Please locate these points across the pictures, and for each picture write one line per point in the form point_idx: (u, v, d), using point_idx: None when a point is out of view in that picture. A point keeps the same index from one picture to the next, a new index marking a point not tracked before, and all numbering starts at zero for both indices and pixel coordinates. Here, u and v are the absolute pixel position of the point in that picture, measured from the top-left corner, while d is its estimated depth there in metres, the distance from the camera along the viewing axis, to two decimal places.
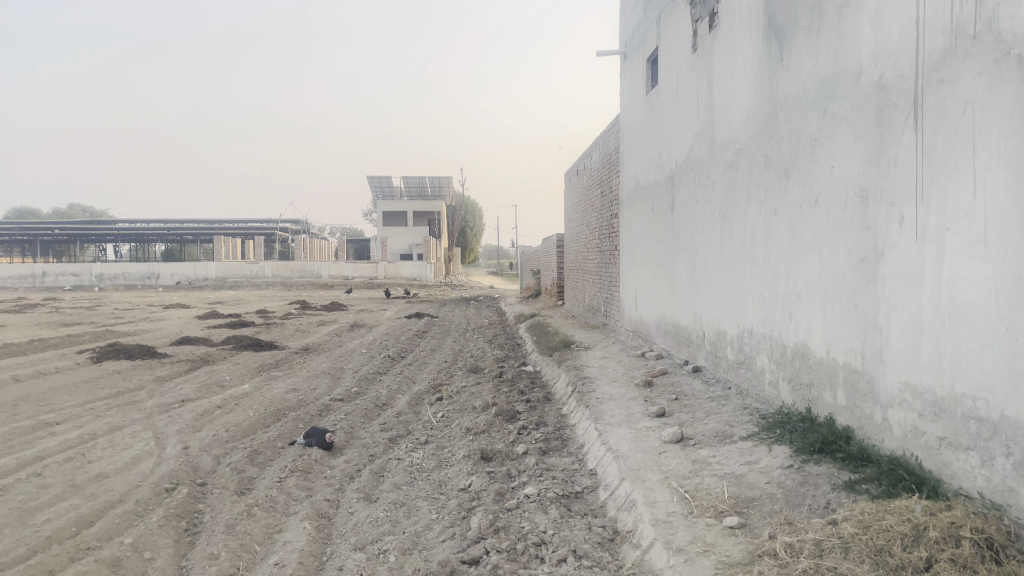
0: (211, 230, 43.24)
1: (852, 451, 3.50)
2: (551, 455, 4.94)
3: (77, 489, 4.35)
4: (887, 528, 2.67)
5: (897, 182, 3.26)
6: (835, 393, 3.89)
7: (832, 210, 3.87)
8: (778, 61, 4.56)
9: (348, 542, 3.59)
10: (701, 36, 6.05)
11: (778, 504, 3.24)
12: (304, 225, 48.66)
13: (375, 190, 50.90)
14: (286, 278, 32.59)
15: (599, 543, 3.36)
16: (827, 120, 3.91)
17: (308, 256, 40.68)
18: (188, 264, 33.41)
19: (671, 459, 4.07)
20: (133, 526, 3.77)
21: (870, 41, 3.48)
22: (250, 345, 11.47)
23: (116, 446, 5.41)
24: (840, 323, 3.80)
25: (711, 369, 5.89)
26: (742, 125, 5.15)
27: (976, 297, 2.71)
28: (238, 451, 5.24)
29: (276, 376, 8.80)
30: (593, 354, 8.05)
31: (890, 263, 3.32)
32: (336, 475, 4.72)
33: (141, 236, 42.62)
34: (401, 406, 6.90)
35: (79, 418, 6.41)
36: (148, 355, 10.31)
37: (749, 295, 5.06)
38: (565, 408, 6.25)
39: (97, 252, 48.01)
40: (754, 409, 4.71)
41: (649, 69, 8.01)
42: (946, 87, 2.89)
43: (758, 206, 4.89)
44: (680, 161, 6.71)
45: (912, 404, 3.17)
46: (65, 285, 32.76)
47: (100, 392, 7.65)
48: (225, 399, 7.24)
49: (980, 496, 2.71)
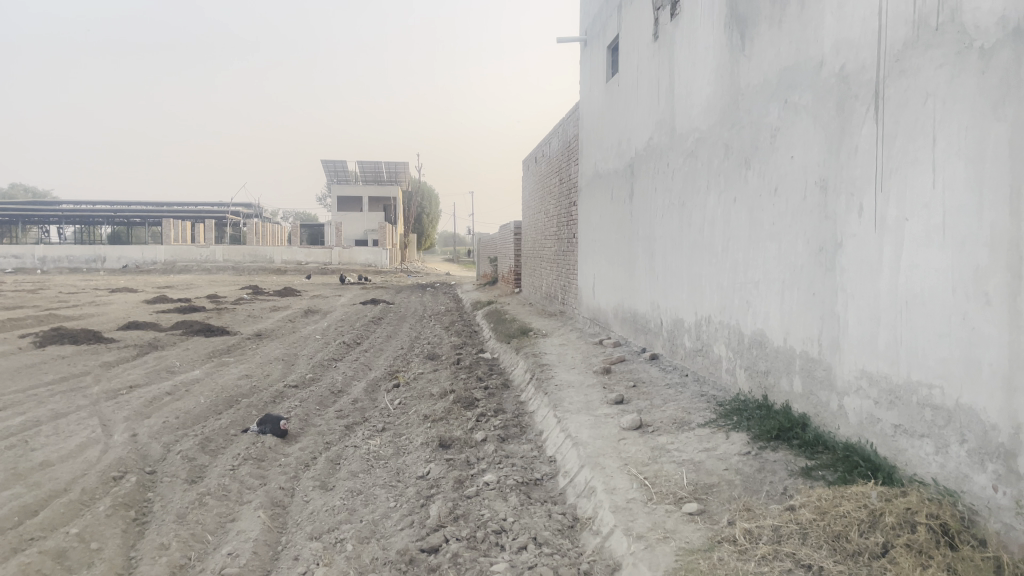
0: (160, 212, 42.29)
1: (808, 438, 3.54)
2: (509, 442, 4.92)
3: (20, 478, 4.19)
4: (844, 514, 2.70)
5: (856, 172, 3.29)
6: (792, 380, 3.93)
7: (791, 200, 3.90)
8: (740, 49, 4.58)
9: (304, 531, 3.52)
10: (663, 24, 6.05)
11: (737, 490, 3.26)
12: (256, 209, 47.86)
13: (330, 174, 50.25)
14: (238, 263, 32.03)
15: (559, 530, 3.35)
16: (788, 109, 3.94)
17: (261, 240, 40.03)
18: (135, 247, 32.58)
19: (630, 446, 4.08)
20: (79, 516, 3.64)
21: (832, 31, 3.50)
22: (201, 330, 11.23)
23: (60, 433, 5.23)
24: (798, 311, 3.84)
25: (668, 356, 5.93)
26: (703, 114, 5.16)
27: (934, 287, 2.75)
28: (188, 439, 5.11)
29: (228, 362, 8.62)
30: (551, 341, 8.04)
31: (849, 252, 3.36)
32: (290, 463, 4.63)
33: (86, 217, 41.51)
34: (357, 392, 6.82)
35: (21, 404, 6.20)
36: (94, 339, 10.03)
37: (707, 282, 5.10)
38: (524, 396, 6.23)
39: (40, 234, 46.57)
40: (711, 396, 4.75)
41: (609, 56, 7.99)
42: (907, 79, 2.92)
43: (718, 195, 4.91)
44: (639, 149, 6.71)
45: (868, 392, 3.21)
46: (5, 267, 31.70)
47: (43, 378, 7.41)
48: (175, 385, 7.08)
49: (934, 482, 2.76)
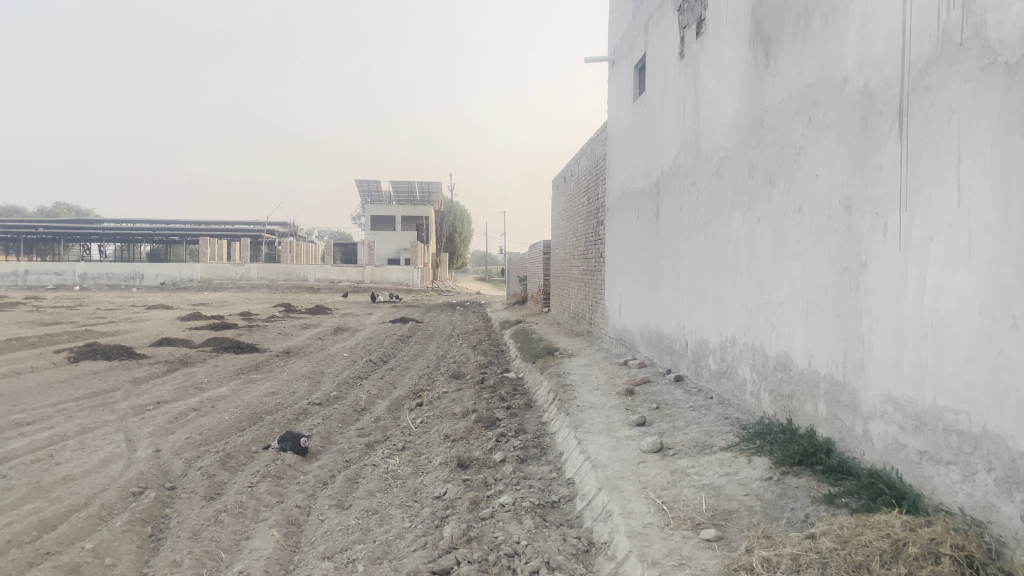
0: (197, 230, 42.99)
1: (833, 464, 3.44)
2: (529, 463, 4.86)
3: (42, 492, 4.23)
4: (865, 544, 2.60)
5: (881, 190, 3.21)
6: (816, 404, 3.84)
7: (815, 219, 3.83)
8: (764, 67, 4.52)
9: (316, 550, 3.50)
10: (689, 43, 6.00)
11: (756, 516, 3.17)
12: (291, 228, 48.48)
13: (363, 194, 50.77)
14: (272, 281, 32.40)
15: (574, 554, 3.28)
16: (812, 127, 3.87)
17: (295, 259, 40.51)
18: (172, 265, 33.10)
19: (650, 470, 4.00)
20: (96, 531, 3.66)
21: (856, 47, 3.43)
22: (231, 347, 11.34)
23: (85, 448, 5.28)
24: (822, 332, 3.75)
25: (693, 378, 5.83)
26: (728, 132, 5.11)
27: (959, 310, 2.66)
28: (210, 455, 5.13)
29: (255, 379, 8.68)
30: (576, 362, 7.98)
31: (873, 272, 3.27)
32: (309, 481, 4.62)
33: (125, 235, 42.36)
34: (380, 411, 6.80)
35: (50, 418, 6.28)
36: (126, 355, 10.16)
37: (732, 303, 5.01)
38: (546, 416, 6.18)
39: (81, 252, 47.58)
40: (735, 419, 4.65)
41: (637, 75, 7.97)
42: (932, 95, 2.84)
43: (742, 214, 4.84)
44: (665, 168, 6.66)
45: (893, 416, 3.12)
46: (47, 284, 32.38)
47: (73, 393, 7.51)
48: (201, 401, 7.13)
49: (961, 512, 2.66)
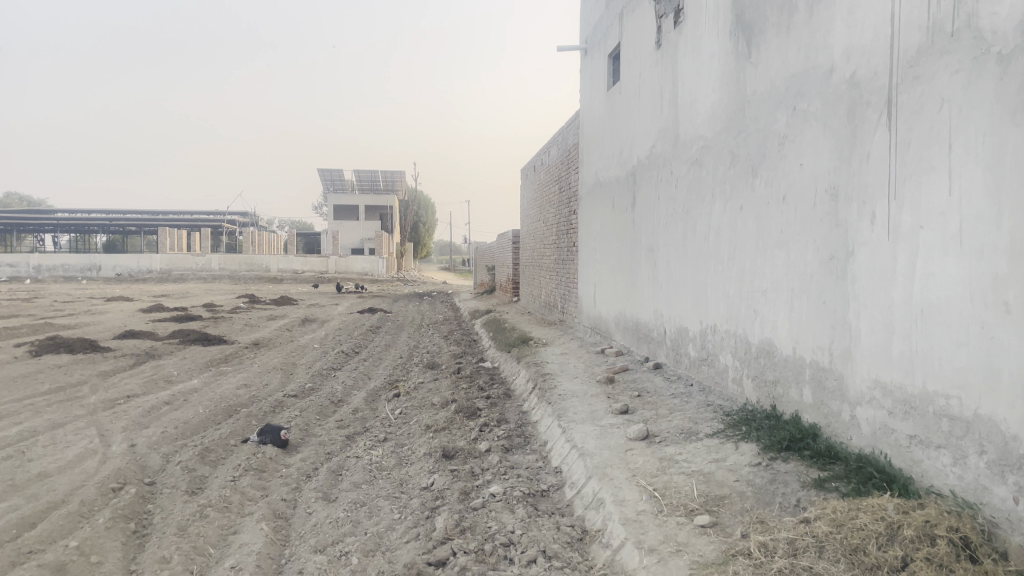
0: (156, 220, 42.16)
1: (820, 449, 3.49)
2: (513, 452, 4.86)
3: (18, 489, 4.12)
4: (861, 527, 2.64)
5: (869, 179, 3.26)
6: (801, 390, 3.89)
7: (800, 208, 3.87)
8: (746, 57, 4.55)
9: (308, 543, 3.46)
10: (666, 32, 6.02)
11: (749, 502, 3.21)
12: (252, 218, 47.79)
13: (326, 183, 50.26)
14: (234, 271, 31.94)
15: (568, 543, 3.30)
16: (797, 116, 3.91)
17: (257, 249, 39.95)
18: (131, 256, 32.44)
19: (638, 457, 4.02)
20: (78, 529, 3.58)
21: (842, 37, 3.47)
22: (199, 339, 11.16)
23: (58, 444, 5.16)
24: (807, 319, 3.80)
25: (672, 366, 5.87)
26: (708, 121, 5.14)
27: (951, 297, 2.71)
28: (188, 449, 5.05)
29: (226, 372, 8.55)
30: (552, 350, 8.00)
31: (860, 260, 3.32)
32: (291, 474, 4.56)
33: (82, 226, 41.38)
34: (357, 402, 6.75)
35: (18, 414, 6.12)
36: (90, 349, 9.94)
37: (713, 291, 5.05)
38: (526, 405, 6.18)
39: (35, 242, 46.37)
40: (718, 406, 4.70)
41: (611, 65, 7.96)
42: (921, 85, 2.88)
43: (723, 203, 4.88)
44: (642, 157, 6.68)
45: (882, 402, 3.17)
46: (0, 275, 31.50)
47: (38, 388, 7.31)
48: (173, 395, 7.01)
49: (952, 494, 2.71)
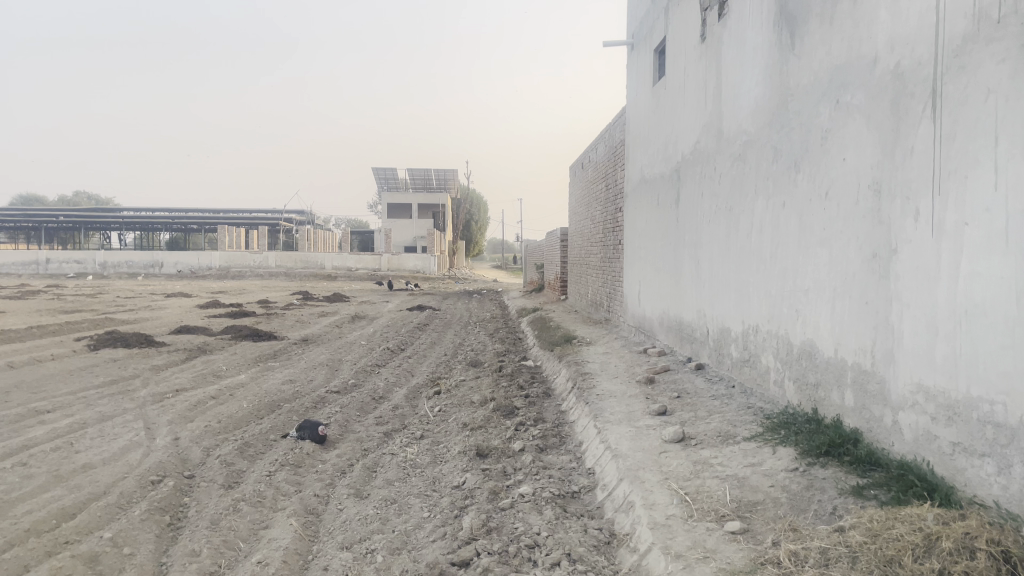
0: (216, 219, 43.15)
1: (860, 455, 3.36)
2: (548, 453, 4.81)
3: (62, 480, 4.23)
4: (896, 538, 2.52)
5: (912, 174, 3.12)
6: (843, 393, 3.76)
7: (842, 204, 3.73)
8: (789, 49, 4.42)
9: (335, 540, 3.46)
10: (710, 25, 5.89)
11: (782, 509, 3.10)
12: (309, 217, 48.54)
13: (380, 181, 50.88)
14: (289, 268, 32.51)
15: (595, 546, 3.23)
16: (840, 110, 3.77)
17: (313, 247, 40.58)
18: (191, 254, 33.22)
19: (672, 460, 3.93)
20: (115, 520, 3.65)
21: (886, 27, 3.33)
22: (249, 335, 11.37)
23: (105, 436, 5.29)
24: (849, 320, 3.67)
25: (715, 367, 5.74)
26: (751, 116, 5.00)
27: (996, 297, 2.57)
28: (228, 443, 5.12)
29: (273, 367, 8.68)
30: (595, 350, 7.91)
31: (903, 259, 3.19)
32: (327, 470, 4.59)
33: (146, 224, 42.54)
34: (398, 399, 6.78)
35: (70, 406, 6.29)
36: (146, 343, 10.20)
37: (755, 290, 4.92)
38: (565, 405, 6.13)
39: (102, 240, 47.89)
40: (759, 408, 4.57)
41: (656, 59, 7.83)
42: (967, 75, 2.74)
43: (766, 200, 4.75)
44: (686, 153, 6.56)
45: (924, 407, 3.03)
46: (69, 272, 32.55)
47: (93, 381, 7.52)
48: (219, 389, 7.14)
49: (996, 505, 2.58)
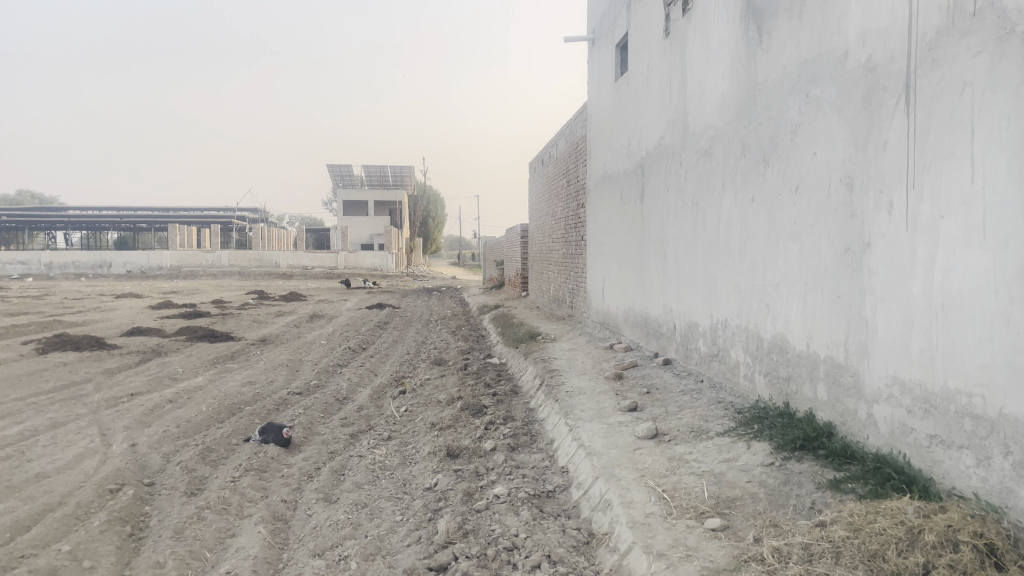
0: (166, 217, 42.19)
1: (835, 448, 3.37)
2: (519, 451, 4.76)
3: (14, 491, 4.05)
4: (880, 532, 2.51)
5: (886, 168, 3.12)
6: (815, 387, 3.77)
7: (814, 198, 3.74)
8: (757, 44, 4.42)
9: (306, 547, 3.36)
10: (674, 20, 5.88)
11: (761, 504, 3.09)
12: (263, 215, 47.76)
13: (335, 179, 50.31)
14: (243, 267, 31.93)
15: (574, 547, 3.18)
16: (810, 104, 3.77)
17: (267, 245, 39.91)
18: (141, 253, 32.43)
19: (646, 457, 3.91)
20: (73, 532, 3.49)
21: (857, 20, 3.33)
22: (206, 336, 11.11)
23: (58, 444, 5.08)
24: (821, 314, 3.68)
25: (682, 362, 5.75)
26: (718, 111, 5.00)
27: (973, 290, 2.58)
28: (189, 449, 4.96)
29: (232, 369, 8.48)
30: (560, 346, 7.88)
31: (876, 252, 3.19)
32: (293, 474, 4.47)
33: (93, 223, 41.44)
34: (362, 399, 6.67)
35: (19, 413, 6.04)
36: (97, 346, 9.89)
37: (723, 285, 4.93)
38: (533, 402, 6.08)
39: (47, 240, 46.51)
40: (729, 403, 4.58)
41: (619, 55, 7.82)
42: (941, 68, 2.75)
43: (734, 194, 4.75)
44: (650, 149, 6.56)
45: (900, 400, 3.04)
46: (12, 273, 31.55)
47: (42, 386, 7.25)
48: (176, 392, 6.93)
49: (975, 497, 2.59)
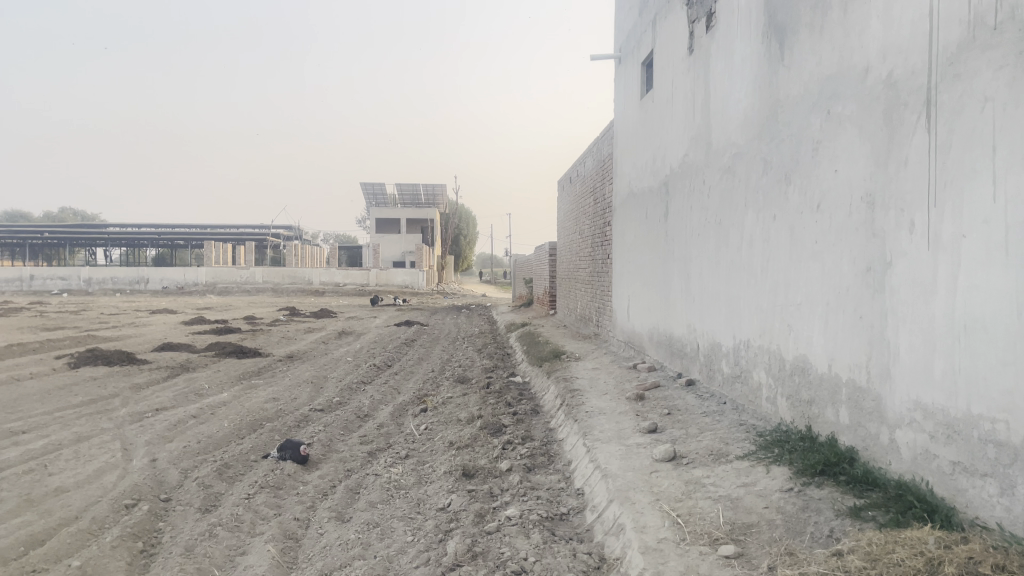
0: (203, 234, 42.89)
1: (857, 474, 3.26)
2: (536, 472, 4.70)
3: (32, 505, 4.08)
4: (898, 563, 2.41)
5: (907, 185, 3.04)
6: (837, 411, 3.67)
7: (835, 216, 3.65)
8: (778, 60, 4.36)
9: (314, 567, 3.34)
10: (698, 37, 5.83)
11: (777, 531, 2.99)
12: (297, 232, 48.33)
13: (368, 197, 50.78)
14: (277, 284, 32.28)
15: (584, 572, 3.11)
16: (831, 120, 3.70)
17: (300, 262, 40.32)
18: (177, 270, 32.96)
19: (662, 479, 3.83)
20: (84, 547, 3.50)
21: (878, 35, 3.26)
22: (234, 352, 11.20)
23: (80, 458, 5.13)
24: (843, 336, 3.58)
25: (705, 383, 5.65)
26: (740, 128, 4.94)
27: (996, 311, 2.49)
28: (207, 465, 4.97)
29: (257, 385, 8.53)
30: (583, 365, 7.80)
31: (898, 272, 3.10)
32: (308, 492, 4.46)
33: (132, 240, 42.24)
34: (383, 417, 6.65)
35: (46, 427, 6.11)
36: (127, 361, 10.02)
37: (745, 305, 4.84)
38: (553, 422, 6.02)
39: (87, 256, 47.50)
40: (750, 426, 4.47)
41: (644, 72, 7.77)
42: (962, 83, 2.67)
43: (756, 213, 4.67)
44: (674, 166, 6.49)
45: (923, 425, 2.94)
46: (53, 289, 32.22)
47: (71, 400, 7.34)
48: (201, 408, 6.98)
49: (999, 528, 2.48)
